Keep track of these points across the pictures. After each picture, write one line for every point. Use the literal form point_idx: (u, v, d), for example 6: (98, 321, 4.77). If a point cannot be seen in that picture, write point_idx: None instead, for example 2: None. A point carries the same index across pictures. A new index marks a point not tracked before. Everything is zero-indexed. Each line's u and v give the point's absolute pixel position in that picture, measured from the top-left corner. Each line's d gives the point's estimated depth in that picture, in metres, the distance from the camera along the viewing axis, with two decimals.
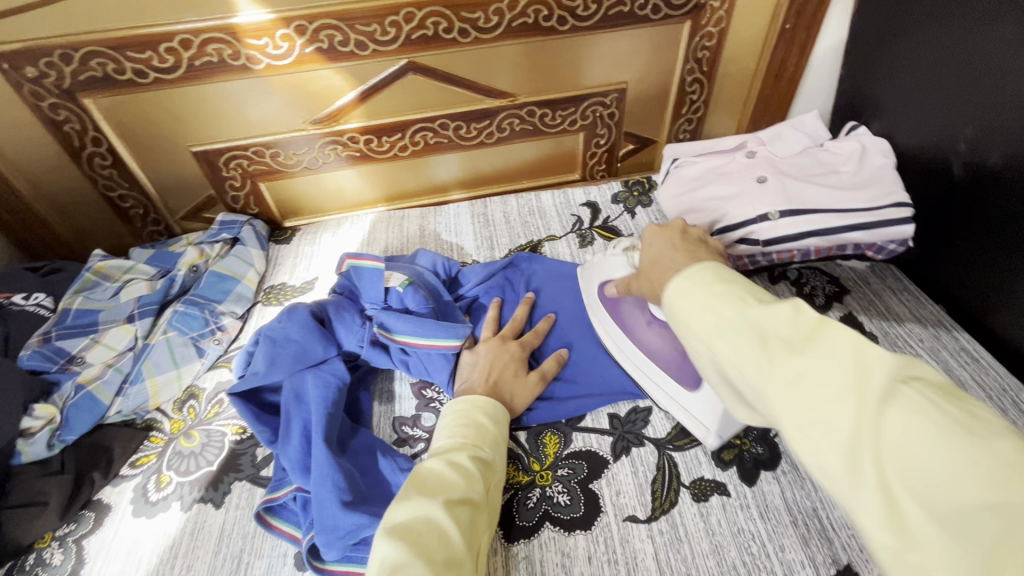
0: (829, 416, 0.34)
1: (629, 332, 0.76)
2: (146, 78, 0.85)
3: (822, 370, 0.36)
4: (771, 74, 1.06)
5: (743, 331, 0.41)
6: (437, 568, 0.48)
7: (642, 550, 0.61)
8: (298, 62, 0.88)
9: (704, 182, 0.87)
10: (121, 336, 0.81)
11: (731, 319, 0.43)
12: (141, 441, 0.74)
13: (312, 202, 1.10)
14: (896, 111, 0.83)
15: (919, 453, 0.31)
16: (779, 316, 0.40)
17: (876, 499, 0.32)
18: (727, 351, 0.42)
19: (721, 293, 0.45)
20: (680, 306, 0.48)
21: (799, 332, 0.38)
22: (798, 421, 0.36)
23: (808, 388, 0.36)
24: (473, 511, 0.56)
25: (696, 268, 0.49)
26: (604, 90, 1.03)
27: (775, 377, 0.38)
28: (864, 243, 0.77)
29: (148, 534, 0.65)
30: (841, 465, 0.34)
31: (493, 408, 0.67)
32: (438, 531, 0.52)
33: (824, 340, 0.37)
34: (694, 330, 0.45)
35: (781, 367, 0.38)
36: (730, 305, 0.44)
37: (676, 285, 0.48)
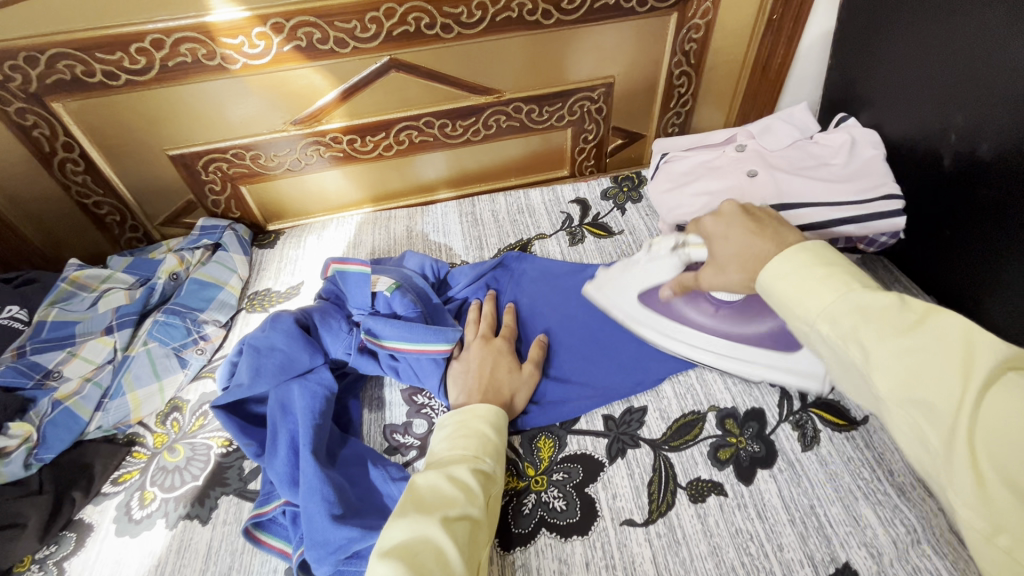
0: (930, 395, 0.44)
1: (692, 325, 0.77)
2: (117, 80, 0.82)
3: (928, 355, 0.44)
4: (759, 66, 1.05)
5: (850, 314, 0.49)
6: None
7: (639, 554, 0.60)
8: (276, 62, 0.85)
9: (694, 176, 0.86)
10: (100, 348, 0.79)
11: (839, 302, 0.50)
12: (123, 456, 0.72)
13: (296, 204, 1.07)
14: (885, 101, 0.82)
15: (1011, 430, 0.40)
16: (886, 304, 0.48)
17: (967, 464, 0.41)
18: (834, 331, 0.50)
19: (825, 276, 0.52)
20: (783, 287, 0.54)
21: (908, 320, 0.47)
22: (901, 397, 0.45)
23: (912, 370, 0.45)
24: (473, 526, 0.55)
25: (797, 250, 0.55)
26: (591, 85, 1.01)
27: (881, 356, 0.46)
28: (855, 236, 0.76)
29: (133, 554, 0.63)
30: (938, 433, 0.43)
31: (496, 417, 0.65)
32: (435, 551, 0.51)
33: (929, 328, 0.46)
34: (799, 310, 0.52)
35: (889, 348, 0.46)
36: (836, 288, 0.50)
37: (774, 262, 0.55)
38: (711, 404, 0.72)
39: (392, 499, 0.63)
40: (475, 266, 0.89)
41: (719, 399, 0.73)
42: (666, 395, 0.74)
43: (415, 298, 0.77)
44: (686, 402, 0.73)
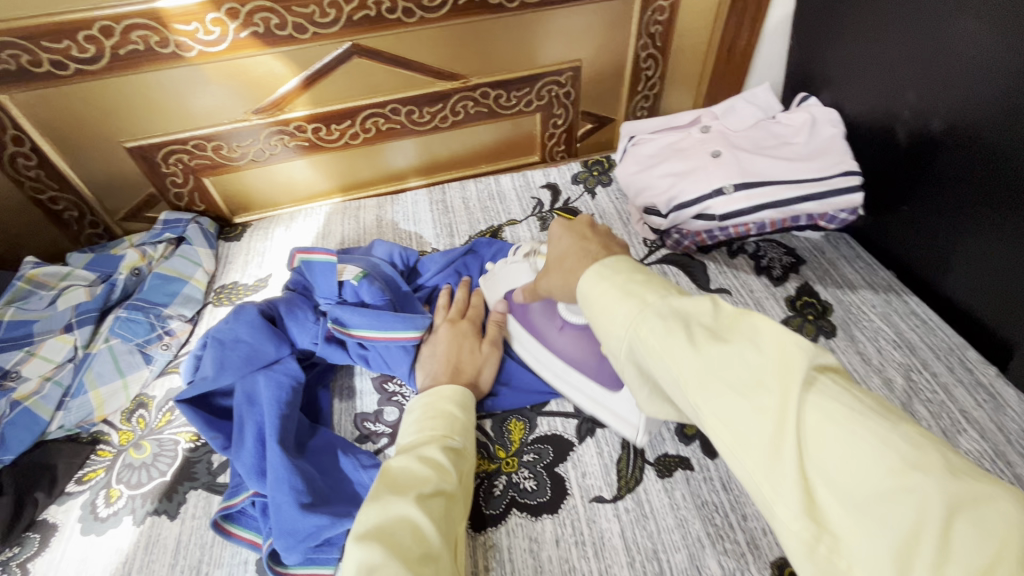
0: (752, 403, 0.36)
1: (541, 341, 0.73)
2: (67, 70, 0.79)
3: (746, 360, 0.38)
4: (724, 48, 1.05)
5: (664, 319, 0.42)
6: (413, 565, 0.47)
7: (608, 529, 0.61)
8: (233, 49, 0.83)
9: (661, 158, 0.87)
10: (59, 346, 0.77)
11: (654, 306, 0.43)
12: (87, 455, 0.70)
13: (263, 195, 1.05)
14: (843, 79, 0.83)
15: (831, 434, 0.34)
16: (699, 307, 0.42)
17: (794, 480, 0.33)
18: (651, 337, 0.42)
19: (641, 283, 0.46)
20: (602, 297, 0.47)
21: (721, 323, 0.41)
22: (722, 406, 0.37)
23: (732, 374, 0.37)
24: (447, 502, 0.55)
25: (617, 261, 0.50)
26: (558, 69, 1.01)
27: (702, 359, 0.39)
28: (816, 214, 0.77)
29: (100, 551, 0.62)
30: (764, 447, 0.35)
31: (462, 397, 0.66)
32: (412, 528, 0.51)
33: (741, 331, 0.40)
34: (618, 320, 0.45)
35: (705, 354, 0.39)
36: (654, 292, 0.45)
37: (594, 271, 0.50)
38: None
39: (363, 487, 0.63)
40: (447, 253, 0.88)
41: None
42: None
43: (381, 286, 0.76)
44: None
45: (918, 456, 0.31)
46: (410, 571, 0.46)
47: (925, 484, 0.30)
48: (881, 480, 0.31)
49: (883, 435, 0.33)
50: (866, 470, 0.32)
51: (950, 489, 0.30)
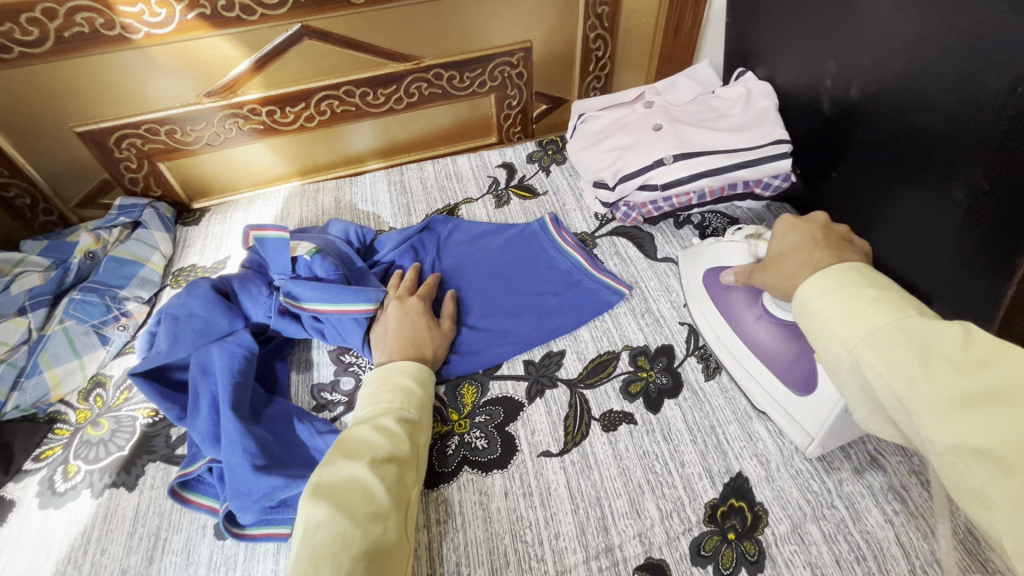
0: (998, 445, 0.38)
1: (735, 326, 0.72)
2: (11, 53, 0.79)
3: (994, 402, 0.40)
4: (671, 28, 1.09)
5: (896, 342, 0.45)
6: (361, 521, 0.51)
7: (554, 480, 0.65)
8: (180, 30, 0.84)
9: (607, 133, 0.91)
10: (12, 329, 0.77)
11: (887, 329, 0.46)
12: (44, 434, 0.71)
13: (221, 179, 1.06)
14: (774, 54, 0.87)
15: None
16: (944, 337, 0.44)
17: None
18: (880, 360, 0.45)
19: (874, 300, 0.49)
20: (823, 309, 0.51)
21: (970, 357, 0.42)
22: (961, 444, 0.40)
23: (979, 415, 0.40)
24: (400, 468, 0.57)
25: (842, 270, 0.53)
26: (510, 49, 1.03)
27: (939, 393, 0.41)
28: (751, 180, 0.82)
29: (57, 524, 0.63)
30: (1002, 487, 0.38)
31: (420, 371, 0.68)
32: (362, 489, 0.54)
33: (997, 366, 0.41)
34: (841, 336, 0.48)
35: (945, 387, 0.41)
36: (886, 313, 0.47)
37: (813, 278, 0.53)
38: (625, 343, 0.77)
39: (318, 451, 0.65)
40: (405, 233, 0.91)
41: (633, 338, 0.78)
42: (584, 339, 0.79)
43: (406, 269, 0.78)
44: (601, 343, 0.77)
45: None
46: (357, 528, 0.50)
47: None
48: None
49: None
50: None
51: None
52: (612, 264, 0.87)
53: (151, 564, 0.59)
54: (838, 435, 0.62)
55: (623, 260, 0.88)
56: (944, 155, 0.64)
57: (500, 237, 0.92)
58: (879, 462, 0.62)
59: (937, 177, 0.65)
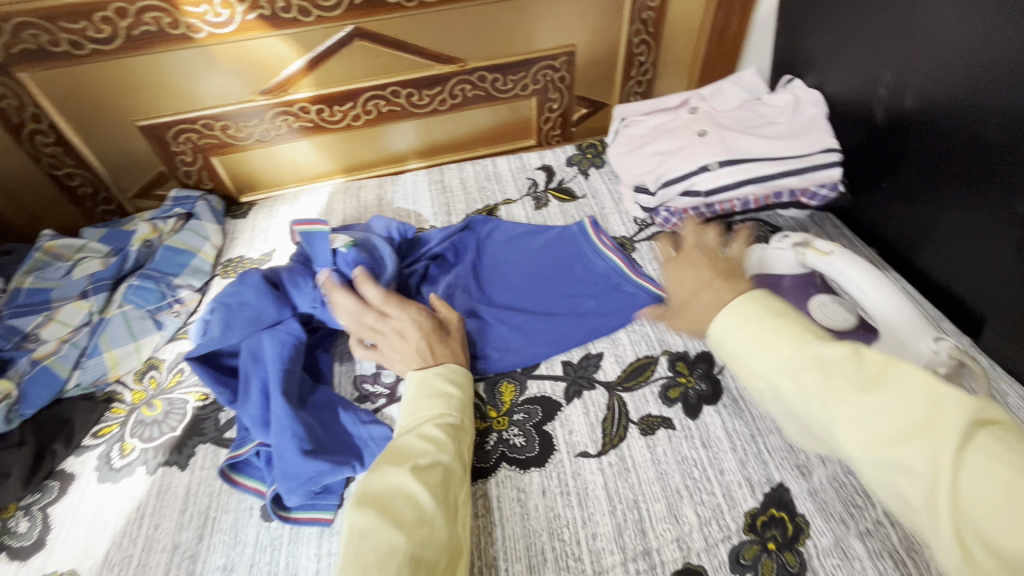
0: (905, 454, 0.40)
1: None
2: (83, 50, 0.84)
3: (889, 414, 0.42)
4: (716, 33, 1.08)
5: (805, 368, 0.48)
6: (407, 526, 0.51)
7: (592, 481, 0.65)
8: (240, 30, 0.87)
9: (650, 138, 0.91)
10: (76, 311, 0.81)
11: (797, 355, 0.49)
12: (102, 412, 0.75)
13: (269, 175, 1.09)
14: (825, 61, 0.86)
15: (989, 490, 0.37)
16: (839, 358, 0.47)
17: (951, 536, 0.37)
18: (794, 388, 0.49)
19: (778, 327, 0.52)
20: (735, 341, 0.54)
21: (867, 375, 0.45)
22: (876, 457, 0.42)
23: (880, 427, 0.42)
24: (443, 472, 0.58)
25: (755, 295, 0.56)
26: (553, 53, 1.04)
27: (848, 414, 0.44)
28: (798, 189, 0.81)
29: (114, 498, 0.66)
30: (920, 492, 0.40)
31: (459, 373, 0.69)
32: (407, 496, 0.54)
33: (890, 383, 0.43)
34: (757, 368, 0.52)
35: (851, 406, 0.44)
36: (792, 339, 0.50)
37: (721, 309, 0.56)
38: (664, 348, 0.77)
39: (361, 441, 0.67)
40: (445, 231, 0.92)
41: (672, 344, 0.78)
42: (622, 342, 0.79)
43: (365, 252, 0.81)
44: (640, 348, 0.77)
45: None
46: (403, 533, 0.51)
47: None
48: None
49: None
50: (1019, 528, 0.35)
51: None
52: (651, 269, 0.87)
53: (201, 541, 0.62)
54: None
55: (663, 265, 0.88)
56: (1005, 167, 0.62)
57: (540, 239, 0.92)
58: None
59: (997, 190, 0.63)
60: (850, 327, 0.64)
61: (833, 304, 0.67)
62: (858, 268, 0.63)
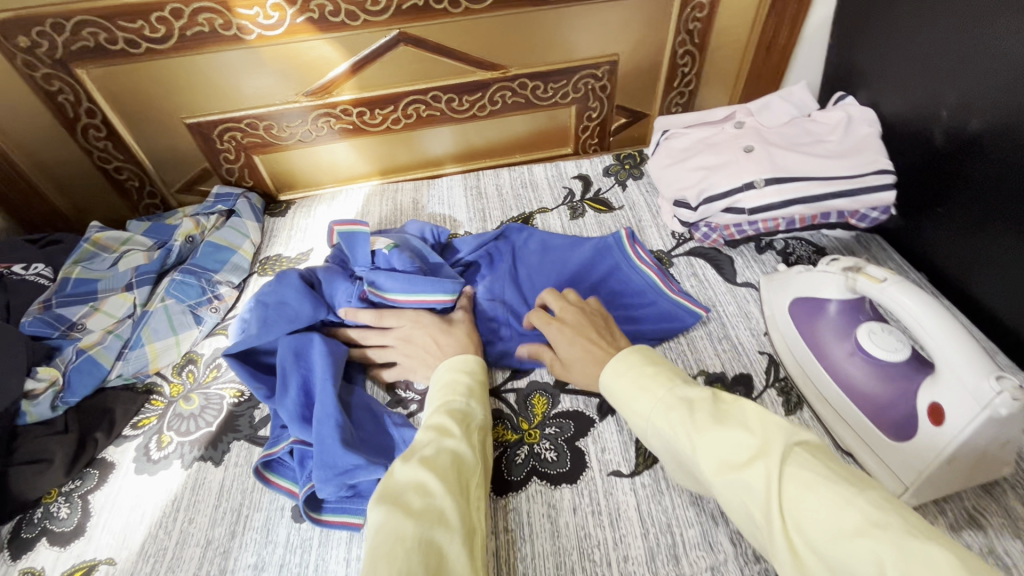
0: (746, 476, 0.44)
1: (822, 360, 0.69)
2: (138, 48, 0.86)
3: (737, 440, 0.47)
4: (763, 46, 1.06)
5: (671, 408, 0.53)
6: (416, 512, 0.50)
7: (624, 502, 0.63)
8: (289, 33, 0.88)
9: (693, 152, 0.89)
10: (120, 303, 0.84)
11: (665, 398, 0.54)
12: (142, 403, 0.76)
13: (307, 175, 1.10)
14: (883, 78, 0.83)
15: (806, 497, 0.41)
16: (701, 395, 0.53)
17: (786, 544, 0.40)
18: (665, 422, 0.52)
19: (653, 375, 0.58)
20: (620, 387, 0.59)
21: (718, 411, 0.50)
22: (724, 478, 0.46)
23: (727, 450, 0.46)
24: (454, 456, 0.56)
25: (629, 352, 0.62)
26: (596, 62, 1.03)
27: (703, 441, 0.48)
28: (848, 210, 0.79)
29: (151, 490, 0.67)
30: (759, 509, 0.43)
31: (468, 363, 0.68)
32: (417, 485, 0.53)
33: (736, 416, 0.49)
34: (637, 407, 0.56)
35: (706, 434, 0.48)
36: (663, 385, 0.56)
37: (612, 359, 0.62)
38: (701, 369, 0.74)
39: (398, 442, 0.67)
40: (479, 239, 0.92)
41: (710, 364, 0.74)
42: None
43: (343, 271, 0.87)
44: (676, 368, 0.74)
45: (877, 515, 0.38)
46: (410, 518, 0.49)
47: (883, 535, 0.37)
48: (850, 530, 0.38)
49: (852, 499, 0.40)
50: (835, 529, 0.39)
51: (904, 541, 0.36)
52: (689, 285, 0.85)
53: (234, 538, 0.62)
54: (937, 489, 0.57)
55: (701, 282, 0.86)
56: None
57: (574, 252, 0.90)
58: (979, 521, 0.57)
59: None
60: (902, 359, 0.63)
61: (882, 332, 0.65)
62: (915, 298, 0.59)
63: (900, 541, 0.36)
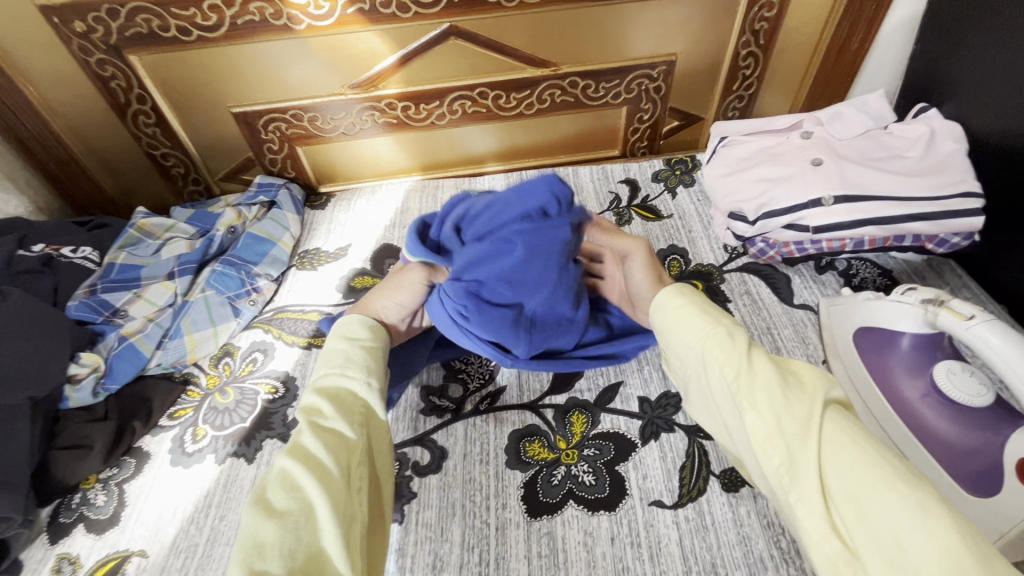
0: (786, 413, 0.42)
1: (890, 398, 0.64)
2: (190, 36, 0.85)
3: (787, 384, 0.44)
4: (834, 49, 0.99)
5: (726, 339, 0.48)
6: (279, 514, 0.43)
7: (666, 535, 0.59)
8: (339, 23, 0.86)
9: (754, 162, 0.84)
10: (162, 292, 0.84)
11: (727, 327, 0.50)
12: (178, 394, 0.76)
13: (348, 167, 1.09)
14: (972, 90, 0.76)
15: (841, 448, 0.39)
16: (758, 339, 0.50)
17: (811, 477, 0.39)
18: (714, 348, 0.48)
19: (717, 309, 0.53)
20: (675, 308, 0.54)
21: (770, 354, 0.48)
22: (760, 407, 0.43)
23: (772, 385, 0.44)
24: (332, 440, 0.49)
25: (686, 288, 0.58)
26: (652, 62, 0.98)
27: (751, 373, 0.45)
28: (925, 234, 0.73)
29: (185, 483, 0.67)
30: (789, 447, 0.41)
31: (354, 327, 0.61)
32: (283, 479, 0.46)
33: (785, 364, 0.47)
34: (684, 329, 0.51)
35: (757, 365, 0.46)
36: (726, 316, 0.51)
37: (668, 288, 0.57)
38: None
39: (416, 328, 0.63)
40: (512, 192, 0.61)
41: None
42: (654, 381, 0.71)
43: (373, 279, 0.88)
44: None
45: (911, 474, 0.37)
46: (272, 521, 0.43)
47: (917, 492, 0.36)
48: (880, 482, 0.37)
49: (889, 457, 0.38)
50: (863, 476, 0.37)
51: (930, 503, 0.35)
52: (741, 303, 0.79)
53: None
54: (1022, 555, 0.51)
55: (754, 300, 0.79)
56: None
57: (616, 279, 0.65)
58: None
59: None
60: (986, 405, 0.58)
61: (963, 372, 0.59)
62: (1005, 339, 0.54)
63: (933, 499, 0.35)
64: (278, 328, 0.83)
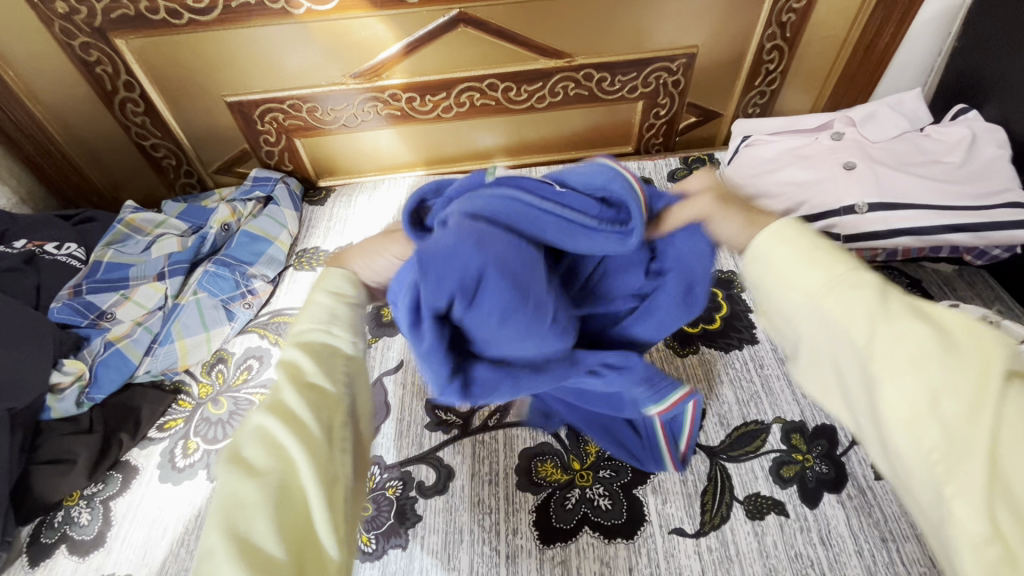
0: (942, 389, 0.32)
1: None
2: (181, 19, 0.79)
3: (947, 350, 0.32)
4: (864, 44, 0.94)
5: (856, 292, 0.35)
6: (260, 475, 0.34)
7: (687, 566, 0.56)
8: (341, 8, 0.80)
9: (780, 164, 0.79)
10: (151, 294, 0.80)
11: (851, 275, 0.36)
12: (169, 403, 0.72)
13: (348, 160, 1.04)
14: (1017, 92, 0.71)
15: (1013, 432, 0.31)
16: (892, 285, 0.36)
17: (976, 471, 0.30)
18: (836, 305, 0.35)
19: (827, 243, 0.38)
20: (771, 249, 0.39)
21: (910, 306, 0.35)
22: (907, 382, 0.33)
23: (923, 352, 0.32)
24: (312, 402, 0.38)
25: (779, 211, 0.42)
26: (671, 55, 0.93)
27: (890, 336, 0.33)
28: (963, 246, 0.68)
29: (176, 501, 0.63)
30: (943, 431, 0.32)
31: (337, 282, 0.45)
32: (261, 436, 0.36)
33: (934, 317, 0.34)
34: (789, 275, 0.37)
35: (899, 326, 0.33)
36: (844, 258, 0.37)
37: (757, 221, 0.41)
38: (776, 414, 0.66)
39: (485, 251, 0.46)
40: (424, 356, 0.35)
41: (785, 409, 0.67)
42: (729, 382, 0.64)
43: None
44: (748, 410, 0.67)
45: None
46: (253, 482, 0.34)
47: None
48: None
49: None
50: None
51: None
52: None
53: None
54: None
55: None
56: None
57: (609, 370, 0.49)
58: None
59: None
60: None
61: None
62: None
63: None
64: (274, 333, 0.78)
